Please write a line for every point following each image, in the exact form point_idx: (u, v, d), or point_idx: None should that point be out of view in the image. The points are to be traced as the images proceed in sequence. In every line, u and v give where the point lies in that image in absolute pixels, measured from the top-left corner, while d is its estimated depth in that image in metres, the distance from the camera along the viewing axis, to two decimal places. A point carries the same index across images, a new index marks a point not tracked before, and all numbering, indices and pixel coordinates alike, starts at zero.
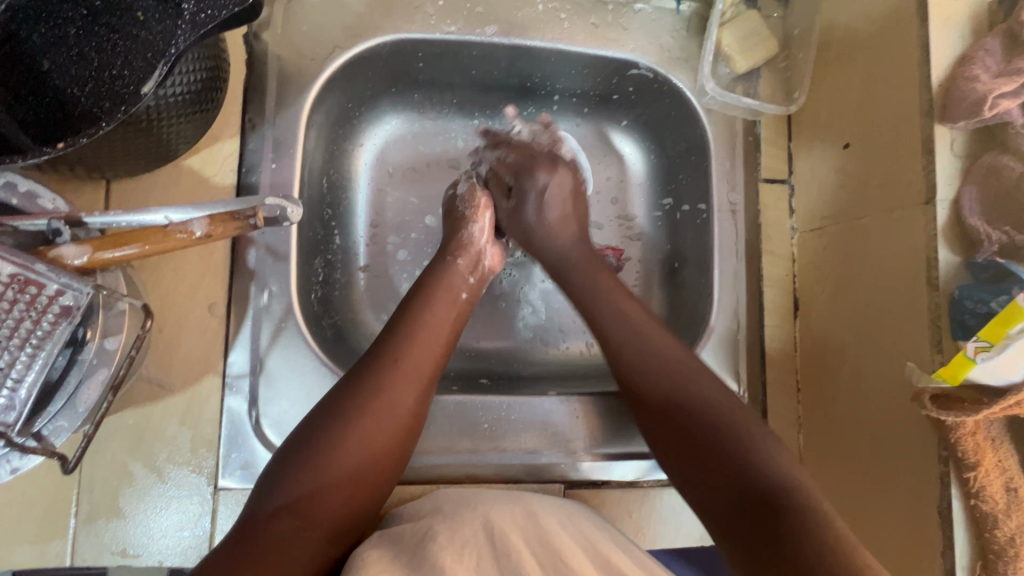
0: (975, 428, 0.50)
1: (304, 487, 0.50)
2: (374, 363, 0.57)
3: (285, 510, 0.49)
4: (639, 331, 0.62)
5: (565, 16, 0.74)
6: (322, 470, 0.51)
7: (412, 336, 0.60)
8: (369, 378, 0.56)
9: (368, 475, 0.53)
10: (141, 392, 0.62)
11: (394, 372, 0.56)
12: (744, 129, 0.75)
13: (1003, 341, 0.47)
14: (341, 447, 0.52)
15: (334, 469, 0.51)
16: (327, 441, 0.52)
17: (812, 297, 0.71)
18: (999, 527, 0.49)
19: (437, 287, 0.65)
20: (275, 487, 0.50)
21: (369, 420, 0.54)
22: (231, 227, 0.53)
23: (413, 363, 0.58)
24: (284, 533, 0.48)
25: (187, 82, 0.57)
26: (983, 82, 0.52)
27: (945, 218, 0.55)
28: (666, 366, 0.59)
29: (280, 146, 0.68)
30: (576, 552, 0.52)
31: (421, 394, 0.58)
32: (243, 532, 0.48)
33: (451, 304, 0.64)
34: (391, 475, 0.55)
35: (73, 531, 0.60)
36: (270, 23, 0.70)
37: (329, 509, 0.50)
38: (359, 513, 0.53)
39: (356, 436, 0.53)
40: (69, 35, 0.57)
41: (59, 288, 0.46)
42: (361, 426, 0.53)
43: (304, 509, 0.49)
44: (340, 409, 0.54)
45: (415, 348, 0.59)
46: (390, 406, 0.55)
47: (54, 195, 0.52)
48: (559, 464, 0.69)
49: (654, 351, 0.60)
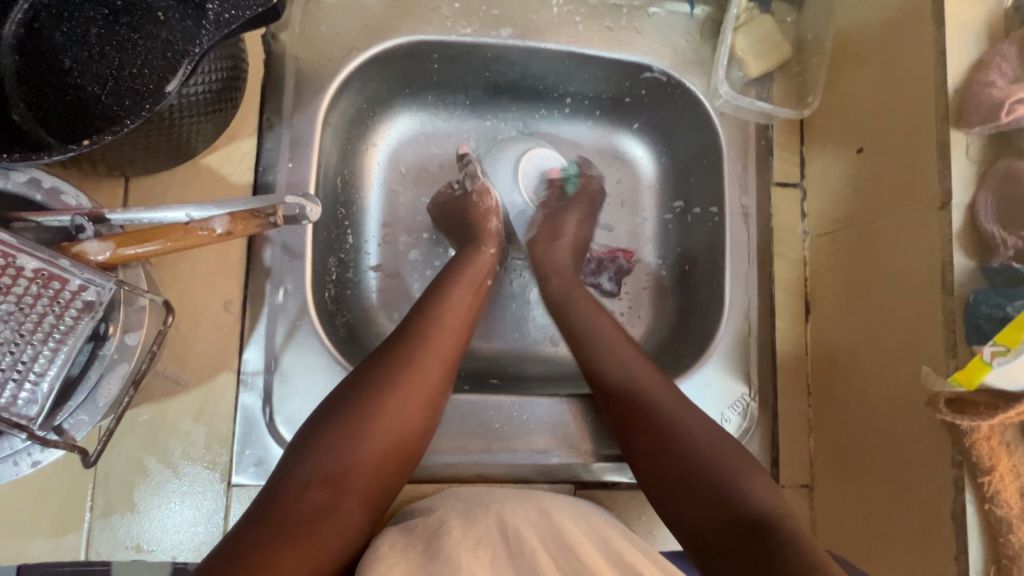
0: (988, 433, 0.50)
1: (340, 462, 0.52)
2: (403, 342, 0.60)
3: (322, 481, 0.51)
4: (638, 380, 0.62)
5: (580, 19, 0.75)
6: (358, 446, 0.53)
7: (438, 318, 0.63)
8: (401, 356, 0.58)
9: (397, 453, 0.55)
10: (157, 388, 0.62)
11: (423, 351, 0.59)
12: (757, 133, 0.76)
13: (1020, 346, 0.47)
14: (376, 421, 0.54)
15: (369, 442, 0.53)
16: (361, 414, 0.54)
17: (822, 300, 0.71)
18: (1014, 533, 0.49)
19: (462, 275, 0.68)
20: (308, 460, 0.52)
21: (401, 397, 0.56)
22: (251, 225, 0.53)
23: (439, 343, 0.61)
24: (322, 505, 0.49)
25: (209, 81, 0.58)
26: (999, 87, 0.53)
27: (960, 221, 0.55)
28: (663, 417, 0.59)
29: (297, 145, 0.69)
30: (590, 549, 0.52)
31: (448, 374, 0.61)
32: (276, 503, 0.49)
33: (472, 284, 0.68)
34: (416, 454, 0.57)
35: (88, 526, 0.60)
36: (289, 24, 0.71)
37: (364, 482, 0.52)
38: (386, 492, 0.54)
39: (389, 412, 0.55)
40: (91, 35, 0.58)
41: (82, 283, 0.47)
42: (394, 402, 0.56)
43: (341, 480, 0.51)
44: (371, 385, 0.56)
45: (444, 328, 0.62)
46: (420, 383, 0.58)
47: (77, 191, 0.52)
48: (571, 464, 0.69)
49: (653, 405, 0.60)
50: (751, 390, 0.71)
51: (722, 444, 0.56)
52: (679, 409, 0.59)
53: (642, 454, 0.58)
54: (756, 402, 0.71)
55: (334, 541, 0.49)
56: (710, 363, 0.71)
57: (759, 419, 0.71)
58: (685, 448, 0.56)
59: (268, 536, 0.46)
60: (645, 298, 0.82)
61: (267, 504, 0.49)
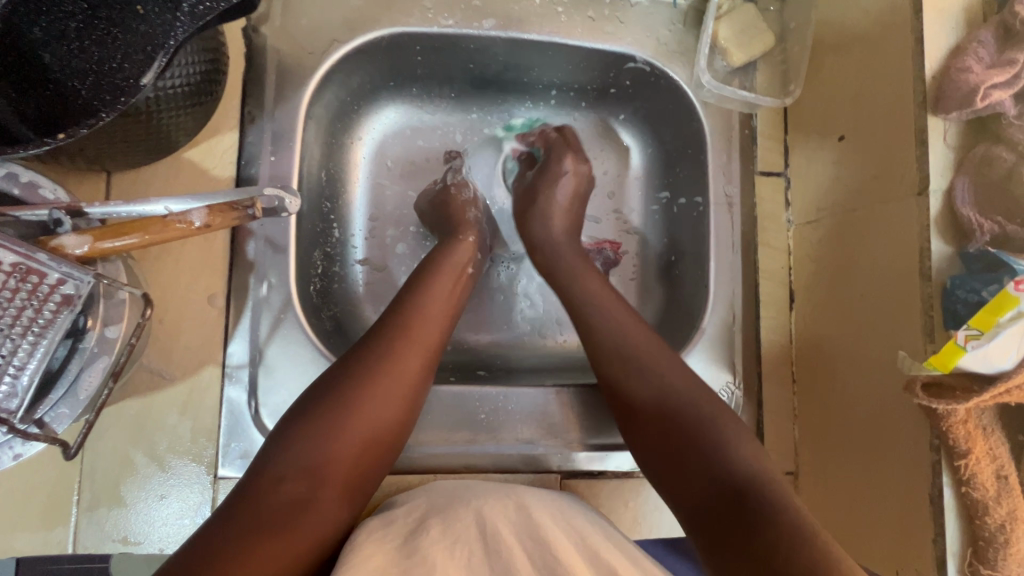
0: (965, 417, 0.50)
1: (318, 453, 0.52)
2: (384, 333, 0.60)
3: (300, 473, 0.51)
4: (623, 341, 0.63)
5: (562, 9, 0.74)
6: (337, 437, 0.53)
7: (418, 309, 0.63)
8: (380, 347, 0.59)
9: (377, 442, 0.56)
10: (142, 382, 0.63)
11: (403, 342, 0.60)
12: (741, 122, 0.76)
13: (993, 329, 0.47)
14: (355, 413, 0.54)
15: (347, 433, 0.54)
16: (341, 406, 0.54)
17: (806, 288, 0.72)
18: (989, 514, 0.50)
19: (444, 266, 0.69)
20: (287, 451, 0.52)
21: (381, 389, 0.56)
22: (230, 217, 0.53)
23: (420, 333, 0.61)
24: (301, 496, 0.50)
25: (186, 73, 0.57)
26: (975, 73, 0.53)
27: (938, 207, 0.55)
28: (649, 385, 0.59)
29: (280, 138, 0.69)
30: (564, 542, 0.53)
31: (429, 364, 0.61)
32: (254, 494, 0.49)
33: (453, 276, 0.68)
34: (397, 446, 0.58)
35: (74, 520, 0.60)
36: (269, 16, 0.71)
37: (343, 475, 0.53)
38: (367, 483, 0.55)
39: (369, 403, 0.55)
40: (69, 29, 0.56)
41: (59, 278, 0.47)
42: (373, 392, 0.56)
43: (320, 472, 0.52)
44: (352, 376, 0.56)
45: (425, 319, 0.63)
46: (400, 375, 0.58)
47: (55, 186, 0.52)
48: (556, 454, 0.70)
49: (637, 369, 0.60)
50: (735, 378, 0.71)
51: (708, 409, 0.56)
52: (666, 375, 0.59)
53: (632, 423, 0.59)
54: (740, 390, 0.71)
55: (313, 535, 0.49)
56: (695, 351, 0.71)
57: (744, 408, 0.71)
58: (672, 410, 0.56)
59: (246, 530, 0.46)
60: (631, 289, 0.82)
61: (243, 498, 0.49)
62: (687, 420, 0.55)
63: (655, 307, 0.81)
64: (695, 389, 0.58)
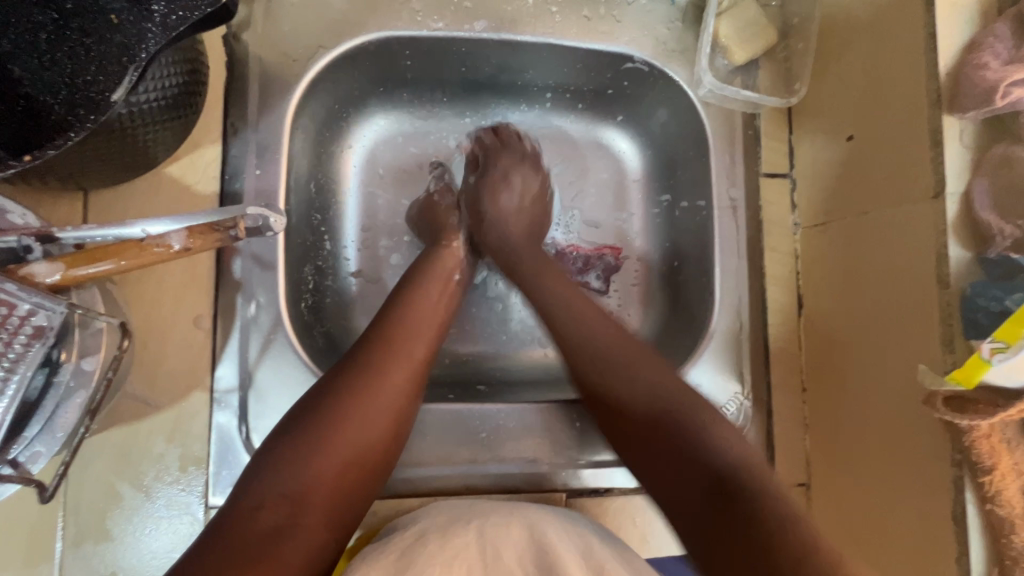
0: (989, 431, 0.48)
1: (298, 477, 0.49)
2: (369, 349, 0.58)
3: (280, 499, 0.48)
4: (584, 330, 0.59)
5: (556, 8, 0.71)
6: (315, 460, 0.50)
7: (402, 322, 0.61)
8: (362, 363, 0.56)
9: (361, 464, 0.53)
10: (126, 410, 0.60)
11: (386, 356, 0.57)
12: (743, 123, 0.73)
13: (1019, 342, 0.45)
14: (339, 432, 0.52)
15: (329, 454, 0.51)
16: (325, 426, 0.52)
17: (815, 294, 0.69)
18: (1017, 533, 0.47)
19: (428, 272, 0.67)
20: (265, 476, 0.49)
21: (364, 406, 0.54)
22: (210, 239, 0.51)
23: (406, 346, 0.59)
24: (280, 523, 0.47)
25: (162, 87, 0.55)
26: (993, 69, 0.50)
27: (954, 211, 0.53)
28: (616, 376, 0.56)
29: (265, 150, 0.66)
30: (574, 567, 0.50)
31: (417, 380, 0.59)
32: (233, 524, 0.47)
33: (440, 284, 0.66)
34: (386, 466, 0.55)
35: (59, 556, 0.58)
36: (251, 22, 0.68)
37: (326, 498, 0.50)
38: (351, 507, 0.52)
39: (351, 421, 0.53)
40: (39, 40, 0.53)
41: (31, 308, 0.44)
42: (354, 411, 0.53)
43: (300, 497, 0.49)
44: (333, 394, 0.54)
45: (413, 331, 0.61)
46: (386, 391, 0.56)
47: (25, 210, 0.49)
48: (559, 472, 0.67)
49: (599, 362, 0.57)
50: (744, 389, 0.69)
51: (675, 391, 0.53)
52: (634, 365, 0.56)
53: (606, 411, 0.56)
54: (749, 401, 0.69)
55: (295, 563, 0.47)
56: (702, 361, 0.69)
57: (753, 419, 0.69)
58: (642, 399, 0.53)
59: (217, 562, 0.44)
60: (633, 296, 0.79)
61: (223, 527, 0.47)
62: (659, 404, 0.52)
63: (659, 314, 0.78)
64: (666, 374, 0.55)
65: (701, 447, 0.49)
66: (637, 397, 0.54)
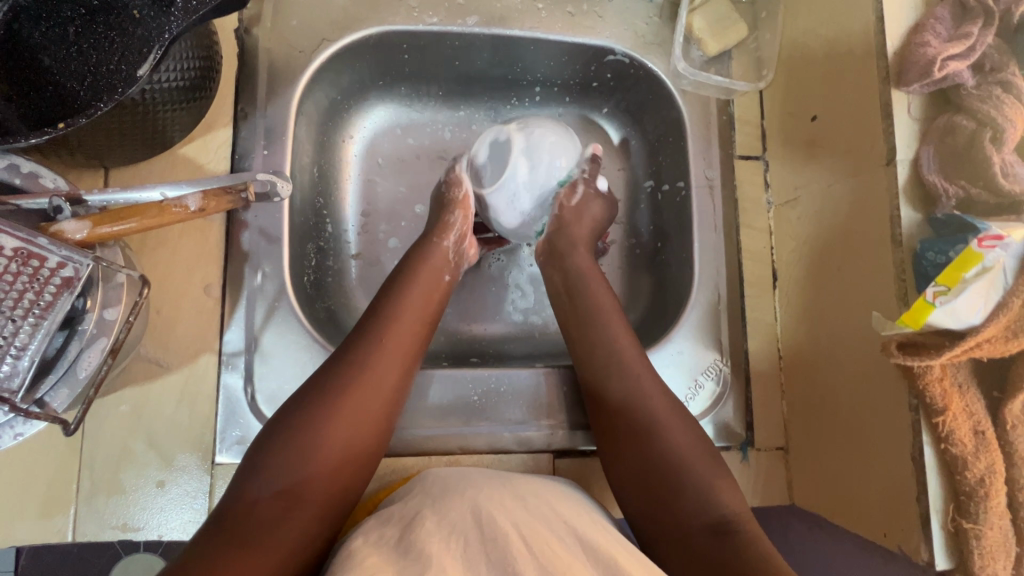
0: (941, 375, 0.52)
1: (296, 468, 0.53)
2: (360, 343, 0.61)
3: (280, 490, 0.52)
4: (607, 350, 0.67)
5: (542, 5, 0.77)
6: (312, 453, 0.54)
7: (392, 320, 0.64)
8: (352, 359, 0.60)
9: (355, 455, 0.57)
10: (140, 370, 0.64)
11: (379, 351, 0.61)
12: (718, 109, 0.78)
13: (959, 285, 0.49)
14: (333, 427, 0.55)
15: (325, 447, 0.55)
16: (320, 422, 0.55)
17: (786, 268, 0.74)
18: (968, 468, 0.51)
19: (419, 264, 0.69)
20: (263, 469, 0.52)
21: (356, 401, 0.57)
22: (224, 201, 0.56)
23: (397, 342, 0.62)
24: (279, 513, 0.51)
25: (181, 71, 0.60)
26: (933, 46, 0.55)
27: (906, 176, 0.57)
28: (640, 405, 0.63)
29: (272, 133, 0.71)
30: (567, 548, 0.51)
31: (407, 372, 0.62)
32: (234, 514, 0.50)
33: (432, 280, 0.69)
34: (376, 454, 0.59)
35: (74, 509, 0.61)
36: (261, 18, 0.74)
37: (321, 488, 0.54)
38: (344, 496, 0.56)
39: (344, 416, 0.56)
40: (70, 33, 0.59)
41: (60, 261, 0.49)
42: (347, 406, 0.57)
43: (299, 488, 0.52)
44: (325, 390, 0.57)
45: (405, 326, 0.64)
46: (377, 385, 0.59)
47: (55, 175, 0.53)
48: (548, 435, 0.71)
49: (623, 381, 0.64)
50: (722, 356, 0.73)
51: (684, 441, 0.60)
52: (650, 397, 0.63)
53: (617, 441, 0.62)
54: (728, 366, 0.73)
55: (290, 547, 0.50)
56: (681, 330, 0.73)
57: (731, 384, 0.73)
58: (659, 436, 0.60)
59: (224, 545, 0.47)
60: (619, 277, 0.84)
61: (227, 514, 0.50)
62: (668, 448, 0.59)
63: (645, 291, 0.82)
64: (675, 416, 0.62)
65: (704, 497, 0.56)
66: (660, 434, 0.61)
